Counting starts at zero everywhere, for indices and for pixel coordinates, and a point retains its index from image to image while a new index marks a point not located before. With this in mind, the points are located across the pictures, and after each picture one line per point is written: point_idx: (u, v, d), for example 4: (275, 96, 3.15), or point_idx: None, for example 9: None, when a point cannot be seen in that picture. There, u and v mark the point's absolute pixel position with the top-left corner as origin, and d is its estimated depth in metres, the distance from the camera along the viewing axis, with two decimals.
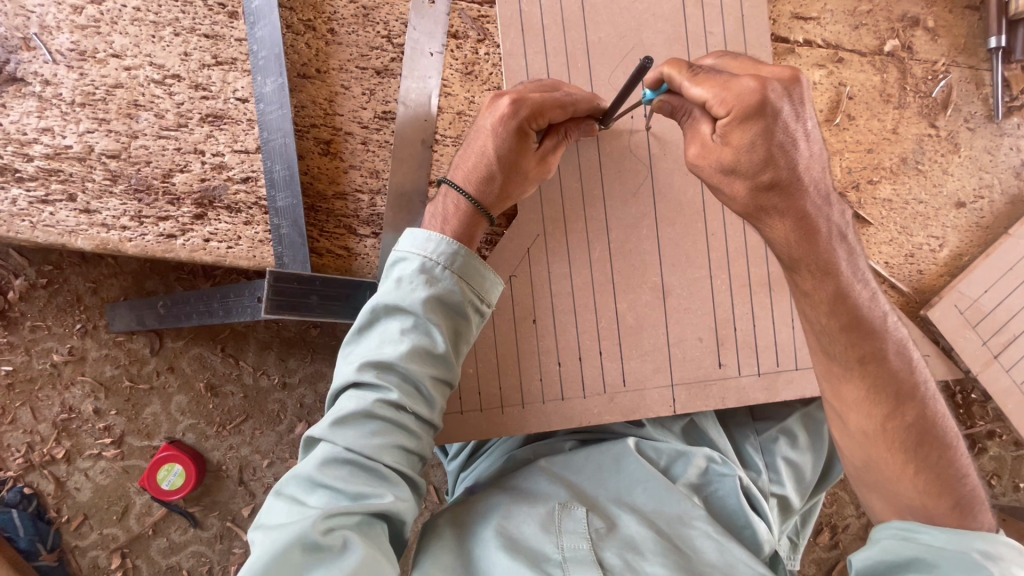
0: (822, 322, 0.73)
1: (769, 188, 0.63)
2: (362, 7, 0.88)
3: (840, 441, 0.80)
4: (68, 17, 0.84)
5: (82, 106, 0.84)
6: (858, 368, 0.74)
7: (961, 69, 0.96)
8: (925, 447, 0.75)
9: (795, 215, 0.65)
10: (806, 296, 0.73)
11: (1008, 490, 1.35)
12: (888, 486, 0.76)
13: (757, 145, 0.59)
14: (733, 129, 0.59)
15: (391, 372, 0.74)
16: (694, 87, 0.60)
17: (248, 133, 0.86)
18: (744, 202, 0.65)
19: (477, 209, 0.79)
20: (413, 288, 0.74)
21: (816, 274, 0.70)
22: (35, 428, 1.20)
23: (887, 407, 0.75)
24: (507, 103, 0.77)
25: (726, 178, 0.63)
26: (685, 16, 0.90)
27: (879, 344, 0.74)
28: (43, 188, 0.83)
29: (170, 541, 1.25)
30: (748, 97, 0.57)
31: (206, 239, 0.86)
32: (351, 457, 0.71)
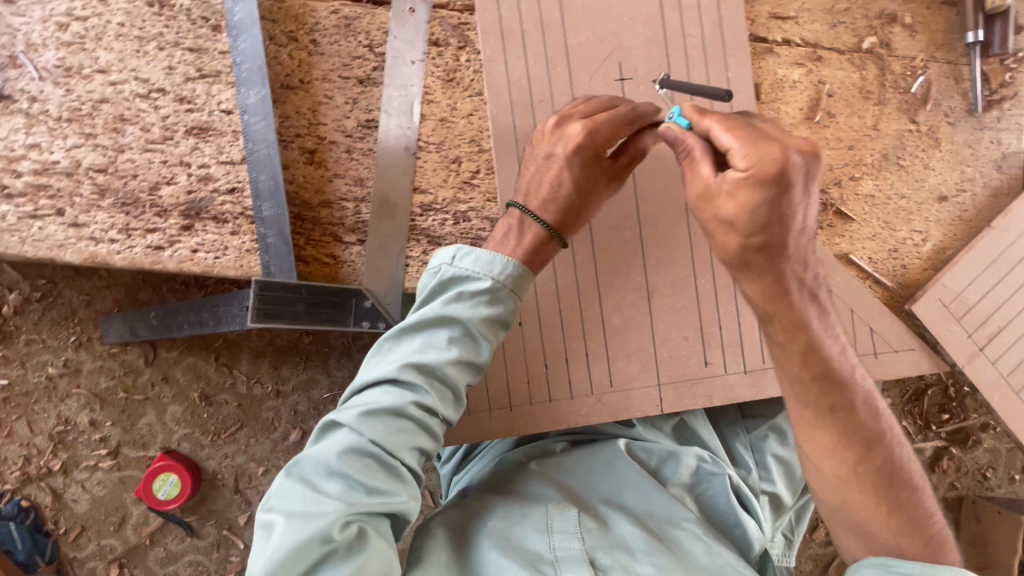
0: (796, 371, 0.75)
1: (761, 249, 0.65)
2: (343, 17, 0.89)
3: (813, 484, 0.81)
4: (53, 34, 0.85)
5: (68, 122, 0.85)
6: (829, 417, 0.76)
7: (939, 64, 0.97)
8: (899, 491, 0.76)
9: (778, 275, 0.68)
10: (777, 347, 0.74)
11: (1003, 482, 1.35)
12: (863, 526, 0.77)
13: (760, 211, 0.61)
14: (743, 189, 0.60)
15: (431, 376, 0.75)
16: (722, 134, 0.62)
17: (233, 144, 0.87)
18: (733, 254, 0.66)
19: (546, 230, 0.78)
20: (477, 304, 0.76)
21: (789, 329, 0.72)
22: (32, 441, 1.21)
23: (858, 452, 0.76)
24: (581, 130, 0.77)
25: (722, 229, 0.65)
26: (663, 19, 0.91)
27: (850, 396, 0.75)
28: (31, 204, 0.84)
29: (168, 550, 1.26)
30: (769, 168, 0.59)
31: (194, 250, 0.87)
32: (378, 453, 0.71)
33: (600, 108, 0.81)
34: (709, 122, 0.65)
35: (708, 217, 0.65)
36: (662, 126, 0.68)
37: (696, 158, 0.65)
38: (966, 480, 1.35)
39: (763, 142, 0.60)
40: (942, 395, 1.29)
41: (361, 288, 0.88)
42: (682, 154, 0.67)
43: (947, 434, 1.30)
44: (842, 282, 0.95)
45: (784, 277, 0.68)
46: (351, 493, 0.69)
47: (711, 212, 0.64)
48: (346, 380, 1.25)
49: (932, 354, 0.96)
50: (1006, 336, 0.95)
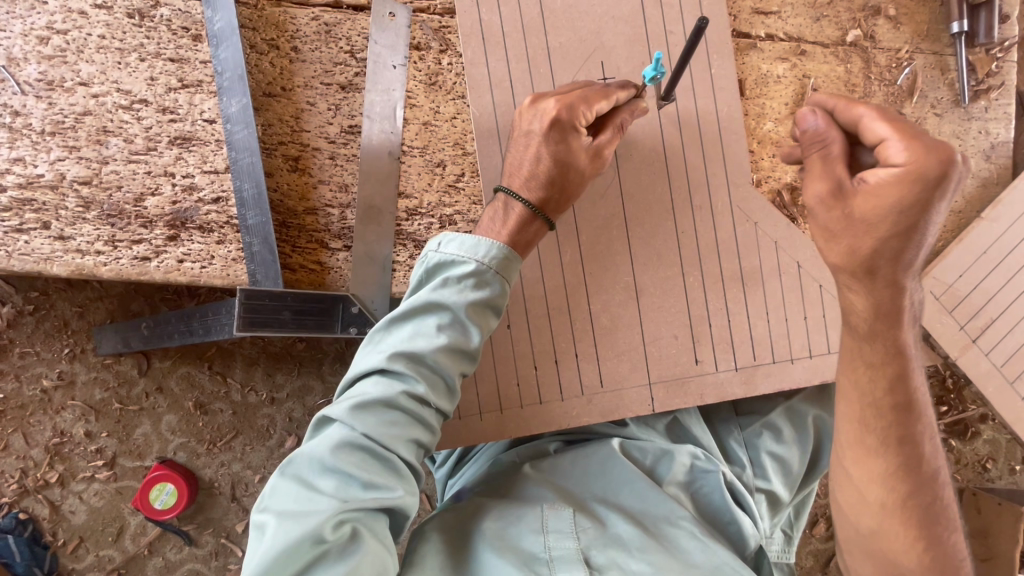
0: (875, 394, 0.74)
1: (892, 257, 0.65)
2: (324, 24, 0.89)
3: (847, 508, 0.79)
4: (34, 48, 0.85)
5: (52, 135, 0.85)
6: (895, 445, 0.74)
7: (925, 55, 0.96)
8: (936, 531, 0.75)
9: (894, 290, 0.68)
10: (863, 364, 0.74)
11: (1003, 473, 1.34)
12: (890, 557, 0.76)
13: (909, 211, 0.61)
14: (893, 186, 0.61)
15: (421, 365, 0.74)
16: (878, 125, 0.62)
17: (216, 153, 0.87)
18: (857, 259, 0.66)
19: (535, 212, 0.79)
20: (463, 289, 0.75)
21: (887, 352, 0.72)
22: (29, 454, 1.22)
23: (911, 486, 0.75)
24: (555, 104, 0.78)
25: (862, 228, 0.64)
26: (644, 17, 0.90)
27: (918, 429, 0.75)
28: (17, 218, 0.84)
29: (167, 559, 1.26)
30: (930, 167, 0.59)
31: (180, 260, 0.87)
32: (369, 444, 0.70)
33: (576, 87, 0.82)
34: (860, 113, 0.64)
35: (836, 216, 0.65)
36: (801, 113, 0.67)
37: (833, 156, 0.65)
38: (966, 472, 1.34)
39: (920, 142, 0.60)
40: (941, 387, 1.27)
41: (347, 295, 0.88)
42: (815, 148, 0.67)
43: (946, 426, 1.29)
44: None
45: (898, 294, 0.68)
46: (346, 489, 0.68)
47: (842, 211, 0.65)
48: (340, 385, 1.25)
49: (924, 347, 0.95)
50: (999, 327, 0.94)
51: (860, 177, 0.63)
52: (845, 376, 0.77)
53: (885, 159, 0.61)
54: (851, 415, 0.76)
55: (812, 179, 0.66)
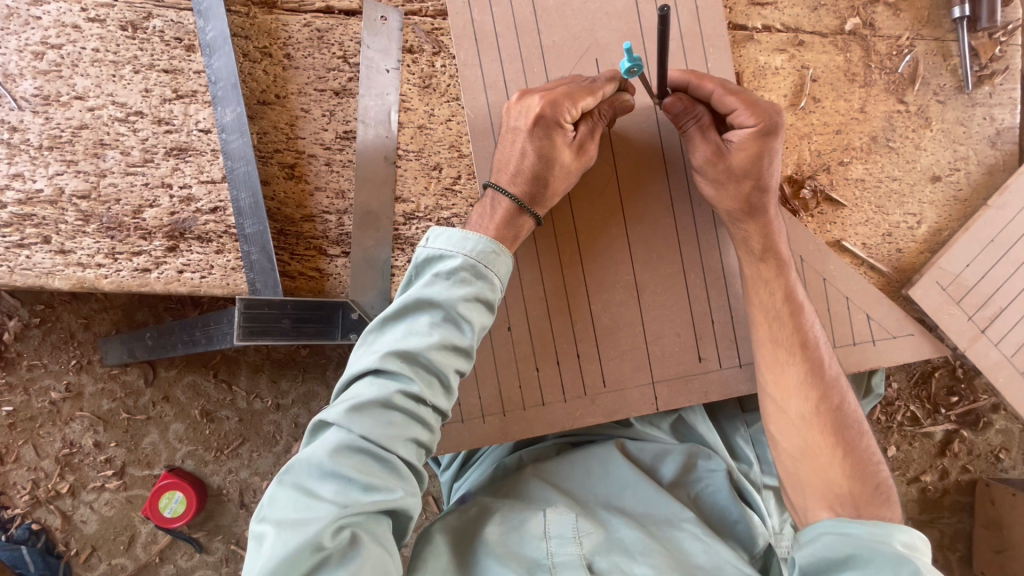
0: (775, 305, 0.86)
1: (759, 193, 0.83)
2: (316, 30, 0.89)
3: (777, 428, 0.85)
4: (30, 63, 0.85)
5: (49, 150, 0.86)
6: (799, 353, 0.85)
7: (927, 41, 0.94)
8: (847, 436, 0.83)
9: (763, 224, 0.85)
10: (761, 282, 0.86)
11: (1018, 463, 1.30)
12: (823, 471, 0.81)
13: (762, 157, 0.80)
14: (750, 142, 0.79)
15: (414, 363, 0.73)
16: (727, 96, 0.79)
17: (212, 164, 0.87)
18: (737, 202, 0.83)
19: (521, 208, 0.79)
20: (454, 285, 0.74)
21: (773, 268, 0.86)
22: (39, 465, 1.23)
23: (820, 392, 0.84)
24: (539, 102, 0.78)
25: (735, 178, 0.82)
26: (638, 12, 0.89)
27: (812, 337, 0.85)
28: (18, 233, 0.85)
29: (178, 567, 1.27)
30: (770, 120, 0.78)
31: (180, 271, 0.87)
32: (367, 446, 0.70)
33: (562, 83, 0.81)
34: (708, 87, 0.80)
35: (719, 170, 0.82)
36: (669, 102, 0.81)
37: (704, 125, 0.82)
38: (979, 463, 1.31)
39: (761, 104, 0.79)
40: (950, 378, 1.25)
41: (346, 301, 0.88)
42: (689, 119, 0.82)
43: (957, 416, 1.27)
44: (838, 269, 0.92)
45: (767, 228, 0.85)
46: (345, 493, 0.68)
47: (724, 166, 0.82)
48: None
49: (932, 338, 0.93)
50: (1009, 316, 0.92)
51: (727, 139, 0.81)
52: (750, 296, 0.87)
53: (737, 124, 0.80)
54: (764, 334, 0.86)
55: (695, 145, 0.83)
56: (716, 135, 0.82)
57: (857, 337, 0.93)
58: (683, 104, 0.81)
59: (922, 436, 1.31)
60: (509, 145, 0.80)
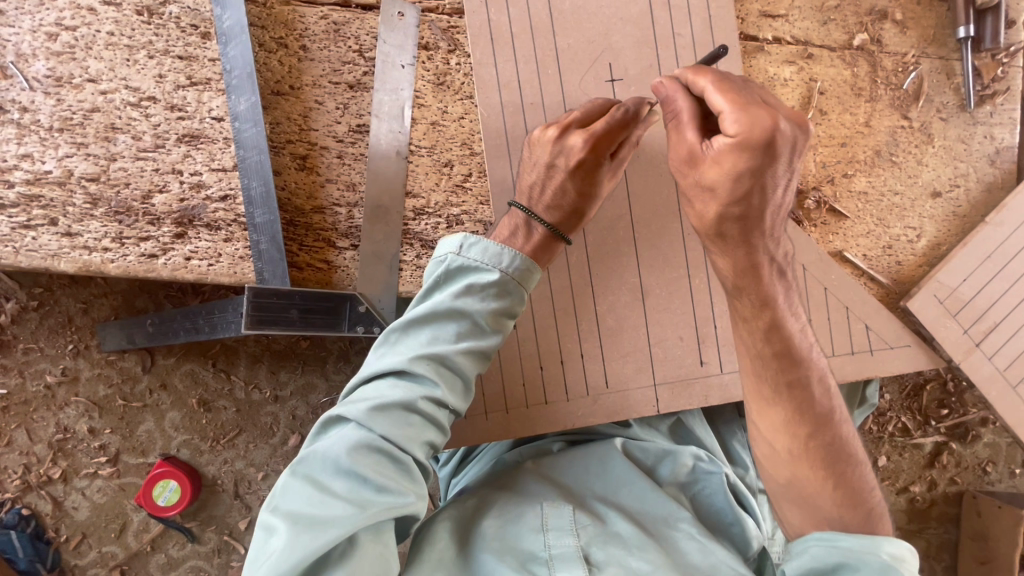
0: (757, 346, 0.76)
1: (737, 220, 0.64)
2: (333, 23, 0.89)
3: (763, 462, 0.82)
4: (43, 44, 0.85)
5: (60, 132, 0.85)
6: (785, 393, 0.78)
7: (931, 60, 0.96)
8: (839, 467, 0.79)
9: (748, 250, 0.68)
10: (742, 318, 0.76)
11: (1004, 476, 1.33)
12: (810, 499, 0.79)
13: (741, 178, 0.60)
14: (722, 149, 0.60)
15: (439, 369, 0.74)
16: (714, 94, 0.61)
17: (224, 151, 0.87)
18: (710, 223, 0.66)
19: (553, 233, 0.80)
20: (484, 296, 0.76)
21: (756, 305, 0.73)
22: (32, 449, 1.22)
23: (807, 430, 0.78)
24: (581, 143, 0.77)
25: (703, 196, 0.64)
26: (653, 20, 0.91)
27: (806, 373, 0.77)
28: (24, 214, 0.84)
29: (169, 556, 1.26)
30: (756, 132, 0.58)
31: (188, 258, 0.87)
32: (387, 447, 0.70)
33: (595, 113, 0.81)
34: (703, 81, 0.64)
35: (689, 182, 0.65)
36: (658, 82, 0.69)
37: (683, 120, 0.65)
38: (966, 475, 1.34)
39: (749, 104, 0.59)
40: (941, 390, 1.28)
41: (354, 293, 0.87)
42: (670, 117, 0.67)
43: (947, 428, 1.30)
44: (839, 279, 0.94)
45: (754, 253, 0.69)
46: (359, 493, 0.68)
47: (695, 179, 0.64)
48: (343, 384, 1.25)
49: (928, 350, 0.95)
50: (1002, 331, 0.94)
51: (707, 144, 0.62)
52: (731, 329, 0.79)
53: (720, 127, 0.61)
54: (747, 369, 0.79)
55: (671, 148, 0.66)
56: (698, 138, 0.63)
57: (856, 347, 0.95)
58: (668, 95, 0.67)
59: (912, 447, 1.33)
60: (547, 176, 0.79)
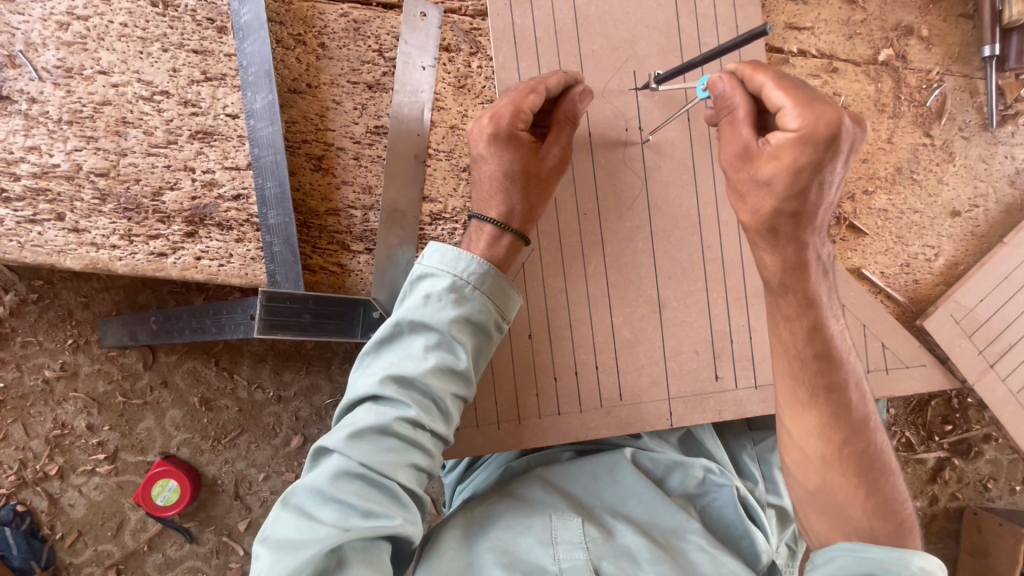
0: (798, 346, 0.79)
1: (791, 215, 0.69)
2: (353, 21, 0.87)
3: (792, 469, 0.82)
4: (54, 34, 0.82)
5: (69, 124, 0.83)
6: (821, 395, 0.79)
7: (955, 77, 0.95)
8: (872, 475, 0.79)
9: (797, 245, 0.73)
10: (783, 317, 0.79)
11: (1004, 493, 1.33)
12: (839, 509, 0.78)
13: (800, 172, 0.65)
14: (784, 144, 0.65)
15: (409, 389, 0.72)
16: (776, 92, 0.66)
17: (238, 149, 0.85)
18: (763, 217, 0.70)
19: (507, 233, 0.79)
20: (442, 306, 0.74)
21: (801, 304, 0.77)
22: (28, 445, 1.19)
23: (842, 435, 0.79)
24: (509, 113, 0.78)
25: (760, 189, 0.69)
26: (678, 28, 0.89)
27: (842, 378, 0.79)
28: (30, 208, 0.82)
29: (166, 556, 1.24)
30: (819, 128, 0.63)
31: (198, 257, 0.85)
32: (364, 473, 0.69)
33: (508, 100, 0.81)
34: (764, 78, 0.68)
35: (742, 175, 0.70)
36: (712, 78, 0.72)
37: (738, 117, 0.70)
38: (967, 491, 1.34)
39: (812, 104, 0.64)
40: (945, 406, 1.27)
41: (368, 299, 0.86)
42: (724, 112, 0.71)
43: (950, 444, 1.29)
44: (856, 296, 0.93)
45: (801, 249, 0.73)
46: (346, 519, 0.67)
47: (750, 172, 0.69)
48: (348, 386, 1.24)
49: (942, 370, 0.95)
50: (1016, 353, 0.94)
51: (765, 139, 0.67)
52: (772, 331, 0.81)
53: (781, 124, 0.66)
54: (783, 370, 0.81)
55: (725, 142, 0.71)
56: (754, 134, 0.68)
57: (871, 364, 0.94)
58: (725, 88, 0.71)
59: (915, 462, 1.33)
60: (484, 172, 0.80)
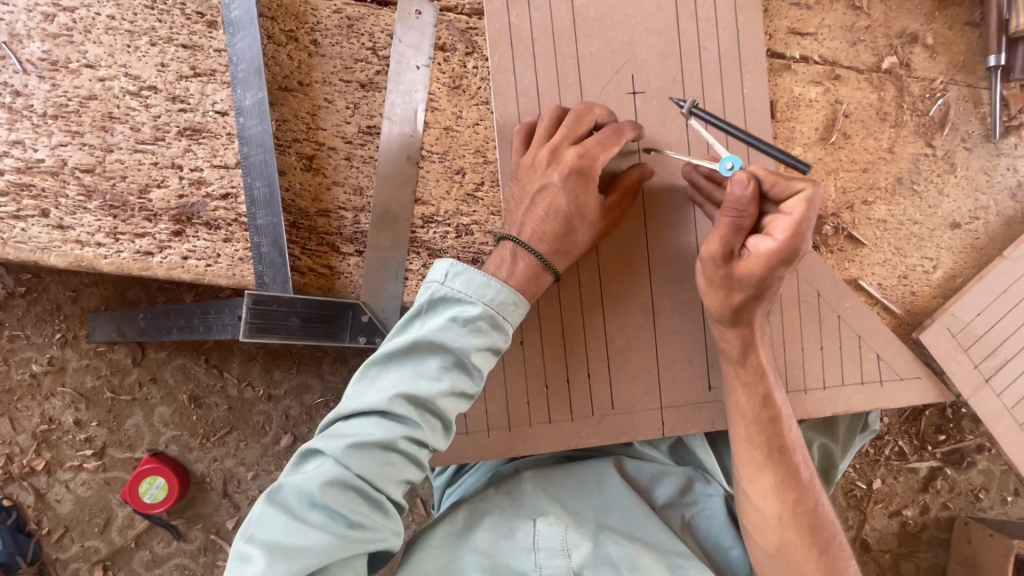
0: (753, 411, 0.82)
1: (752, 307, 0.77)
2: (347, 18, 0.85)
3: (751, 529, 0.82)
4: (39, 25, 0.80)
5: (54, 119, 0.81)
6: (776, 458, 0.82)
7: (959, 87, 0.94)
8: (823, 535, 0.80)
9: (748, 327, 0.79)
10: (740, 384, 0.82)
11: (995, 504, 1.32)
12: (796, 567, 0.79)
13: (764, 281, 0.72)
14: (763, 261, 0.69)
15: (422, 409, 0.70)
16: (792, 205, 0.65)
17: (227, 148, 0.83)
18: (727, 304, 0.77)
19: (543, 265, 0.76)
20: (468, 333, 0.71)
21: (755, 373, 0.81)
22: (15, 439, 1.18)
23: (795, 494, 0.81)
24: (576, 158, 0.77)
25: (730, 286, 0.74)
26: (679, 31, 0.88)
27: (790, 441, 0.83)
28: (14, 204, 0.80)
29: (153, 553, 1.23)
30: (795, 253, 0.68)
31: (185, 257, 0.83)
32: (362, 486, 0.67)
33: (553, 126, 0.79)
34: (795, 186, 0.66)
35: (719, 272, 0.73)
36: (737, 175, 0.66)
37: (740, 228, 0.69)
38: (959, 501, 1.33)
39: (806, 231, 0.66)
40: (939, 417, 1.26)
41: (358, 302, 0.86)
42: (732, 211, 0.68)
43: (943, 454, 1.28)
44: (854, 308, 0.92)
45: (752, 329, 0.79)
46: (336, 527, 0.66)
47: (725, 271, 0.72)
48: (340, 386, 1.22)
49: (937, 384, 0.94)
50: (1012, 368, 0.93)
51: (749, 249, 0.70)
52: (730, 398, 0.84)
53: (770, 235, 0.68)
54: (741, 434, 0.83)
55: (713, 236, 0.71)
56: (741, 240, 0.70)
57: (866, 376, 0.93)
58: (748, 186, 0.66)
59: (907, 471, 1.33)
60: (541, 203, 0.77)
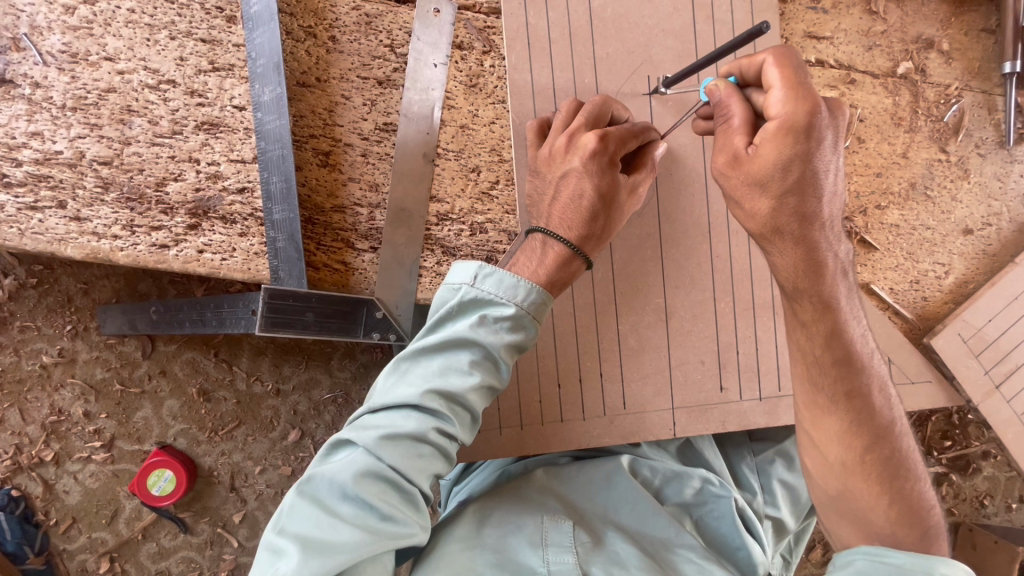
0: (814, 352, 0.76)
1: (794, 213, 0.65)
2: (365, 15, 0.86)
3: (811, 473, 0.81)
4: (59, 18, 0.81)
5: (73, 111, 0.81)
6: (842, 402, 0.76)
7: (974, 93, 0.94)
8: (898, 483, 0.76)
9: (806, 246, 0.68)
10: (800, 325, 0.75)
11: (1000, 510, 1.31)
12: (862, 515, 0.76)
13: (791, 166, 0.61)
14: (772, 142, 0.61)
15: (453, 404, 0.71)
16: (772, 70, 0.61)
17: (244, 142, 0.84)
18: (763, 220, 0.66)
19: (571, 251, 0.74)
20: (498, 330, 0.72)
21: (817, 308, 0.73)
22: (24, 430, 1.18)
23: (865, 441, 0.76)
24: (595, 140, 0.75)
25: (752, 193, 0.65)
26: (694, 33, 0.88)
27: (863, 381, 0.76)
28: (31, 194, 0.80)
29: (160, 545, 1.23)
30: (799, 118, 0.60)
31: (200, 251, 0.83)
32: (393, 477, 0.68)
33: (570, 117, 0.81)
34: (760, 59, 0.62)
35: (737, 181, 0.65)
36: (710, 86, 0.67)
37: (735, 126, 0.64)
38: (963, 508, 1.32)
39: (802, 91, 0.60)
40: (945, 422, 1.27)
41: (373, 299, 0.86)
42: (722, 116, 0.66)
43: (948, 460, 1.28)
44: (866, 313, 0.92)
45: (813, 249, 0.68)
46: (367, 520, 0.66)
47: (743, 175, 0.64)
48: (348, 381, 1.23)
49: (948, 388, 0.94)
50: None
51: (752, 143, 0.63)
52: (792, 340, 0.78)
53: (767, 112, 0.62)
54: (800, 374, 0.79)
55: (716, 146, 0.66)
56: (743, 139, 0.64)
57: None
58: (722, 93, 0.66)
59: None
60: (568, 187, 0.76)
